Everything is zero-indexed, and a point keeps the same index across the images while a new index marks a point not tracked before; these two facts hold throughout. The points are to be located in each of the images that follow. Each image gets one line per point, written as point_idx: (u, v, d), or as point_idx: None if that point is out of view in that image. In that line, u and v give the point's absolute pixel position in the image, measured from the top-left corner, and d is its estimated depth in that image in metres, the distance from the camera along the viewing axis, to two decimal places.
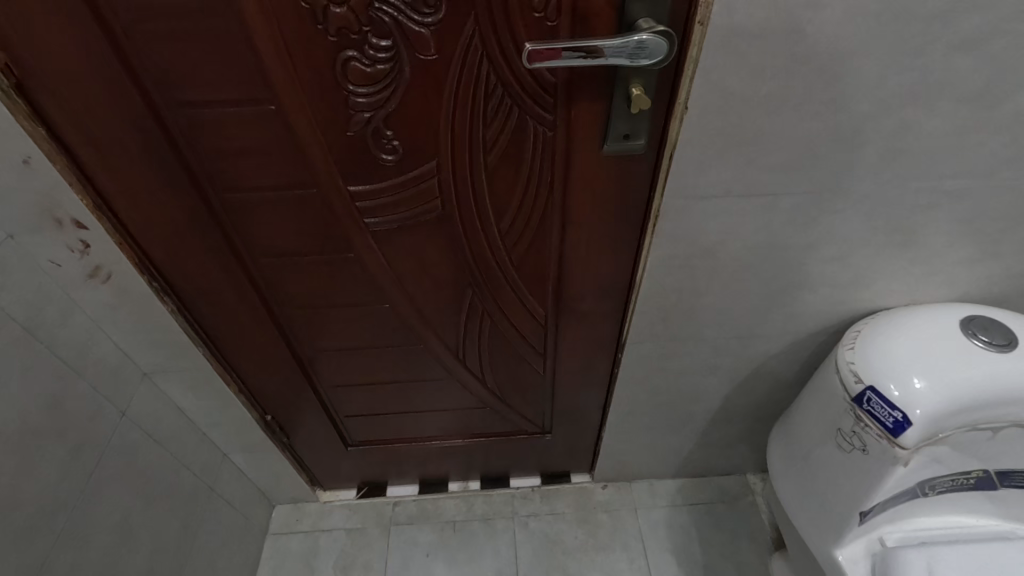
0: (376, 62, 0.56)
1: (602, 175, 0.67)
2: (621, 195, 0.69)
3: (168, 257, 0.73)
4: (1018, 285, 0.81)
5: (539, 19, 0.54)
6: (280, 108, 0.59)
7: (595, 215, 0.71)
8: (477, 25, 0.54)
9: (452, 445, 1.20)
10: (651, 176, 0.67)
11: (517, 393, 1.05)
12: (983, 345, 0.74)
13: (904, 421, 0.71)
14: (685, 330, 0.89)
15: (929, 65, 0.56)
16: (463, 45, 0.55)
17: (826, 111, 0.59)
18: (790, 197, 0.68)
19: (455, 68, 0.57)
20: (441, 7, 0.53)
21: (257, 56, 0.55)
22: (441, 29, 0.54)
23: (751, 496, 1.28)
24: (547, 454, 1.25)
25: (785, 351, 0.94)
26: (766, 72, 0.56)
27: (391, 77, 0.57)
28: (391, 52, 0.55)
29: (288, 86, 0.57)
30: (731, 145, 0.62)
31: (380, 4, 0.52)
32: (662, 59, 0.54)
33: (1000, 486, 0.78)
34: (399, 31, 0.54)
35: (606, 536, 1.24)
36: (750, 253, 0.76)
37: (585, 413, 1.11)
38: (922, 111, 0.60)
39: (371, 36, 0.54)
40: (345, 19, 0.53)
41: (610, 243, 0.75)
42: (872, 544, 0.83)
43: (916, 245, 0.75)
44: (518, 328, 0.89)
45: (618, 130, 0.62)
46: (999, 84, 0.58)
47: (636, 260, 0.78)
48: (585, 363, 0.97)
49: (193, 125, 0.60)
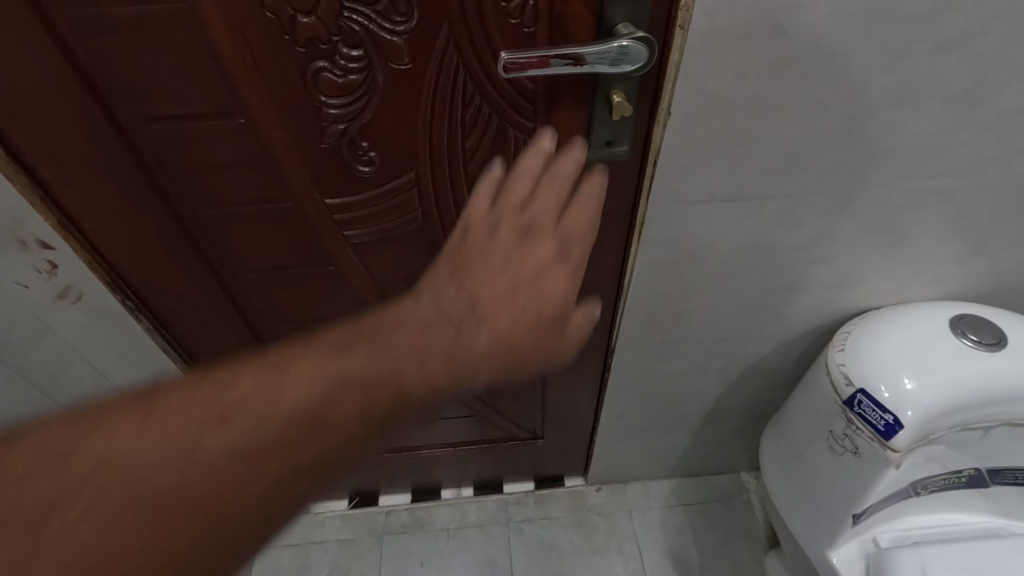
0: (348, 73, 0.54)
1: None
2: (607, 202, 0.68)
3: (141, 275, 0.70)
4: (1006, 281, 0.81)
5: (515, 25, 0.52)
6: (249, 121, 0.57)
7: None
8: (452, 33, 0.52)
9: (443, 453, 1.19)
10: (636, 182, 0.66)
11: (506, 399, 1.04)
12: (972, 344, 0.73)
13: (896, 424, 0.71)
14: (674, 333, 0.88)
15: (914, 66, 0.55)
16: (438, 53, 0.54)
17: (811, 114, 0.58)
18: (777, 200, 0.67)
19: (430, 77, 0.55)
20: (413, 14, 0.51)
21: (223, 68, 0.53)
22: (413, 38, 0.52)
23: (746, 494, 1.28)
24: (540, 458, 1.24)
25: (776, 352, 0.93)
26: (750, 76, 0.54)
27: (364, 87, 0.55)
28: (362, 62, 0.53)
29: (257, 98, 0.55)
30: (717, 149, 0.61)
31: (348, 13, 0.50)
32: (643, 65, 0.52)
33: (992, 483, 0.79)
34: (370, 41, 0.52)
35: (601, 539, 1.23)
36: (738, 256, 0.75)
37: (577, 418, 1.10)
38: (908, 112, 0.59)
39: (341, 46, 0.52)
40: (313, 29, 0.51)
41: (596, 249, 0.74)
42: (865, 545, 0.83)
43: (904, 244, 0.75)
44: None
45: (601, 137, 0.60)
46: (985, 83, 0.57)
47: (622, 267, 0.77)
48: (576, 368, 0.96)
49: (159, 140, 0.58)
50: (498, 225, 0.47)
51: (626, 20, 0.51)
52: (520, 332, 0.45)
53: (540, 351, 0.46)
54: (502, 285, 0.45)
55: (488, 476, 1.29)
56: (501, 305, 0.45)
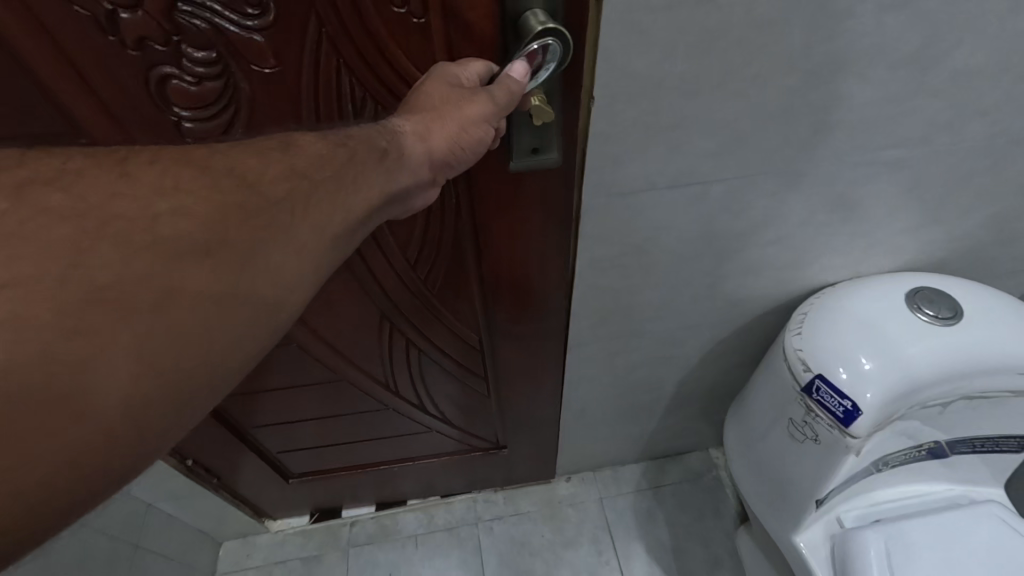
0: (200, 79, 0.47)
1: (521, 193, 0.58)
2: (549, 208, 0.60)
3: None
4: (960, 248, 0.78)
5: (402, 16, 0.45)
6: (94, 141, 0.51)
7: (516, 230, 0.63)
8: (323, 26, 0.46)
9: (403, 467, 1.13)
10: (573, 186, 0.59)
11: (462, 414, 0.99)
12: (928, 319, 0.71)
13: (854, 410, 0.68)
14: (627, 326, 0.83)
15: (859, 28, 0.49)
16: (310, 50, 0.47)
17: (751, 89, 0.52)
18: (721, 184, 0.62)
19: (296, 77, 0.48)
20: (269, 6, 0.44)
21: (39, 79, 0.46)
22: (272, 32, 0.45)
23: (716, 471, 1.27)
24: (511, 466, 1.19)
25: (733, 334, 0.89)
26: (679, 51, 0.48)
27: (225, 96, 0.48)
28: (218, 65, 0.46)
29: (95, 116, 0.49)
30: (652, 132, 0.54)
31: (186, 8, 0.43)
32: (560, 63, 0.45)
33: (950, 453, 0.78)
34: (219, 37, 0.45)
35: (573, 530, 1.21)
36: (687, 245, 0.70)
37: (545, 421, 1.04)
38: (854, 79, 0.53)
39: (184, 46, 0.45)
40: (144, 25, 0.43)
41: (535, 260, 0.67)
42: (830, 525, 0.81)
43: (857, 217, 0.70)
44: (449, 354, 0.83)
45: (524, 145, 0.53)
46: (937, 43, 0.52)
47: (566, 275, 0.71)
48: (534, 384, 0.91)
49: None
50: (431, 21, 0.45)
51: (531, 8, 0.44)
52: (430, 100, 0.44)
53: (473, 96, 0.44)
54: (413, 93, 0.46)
55: (456, 487, 1.23)
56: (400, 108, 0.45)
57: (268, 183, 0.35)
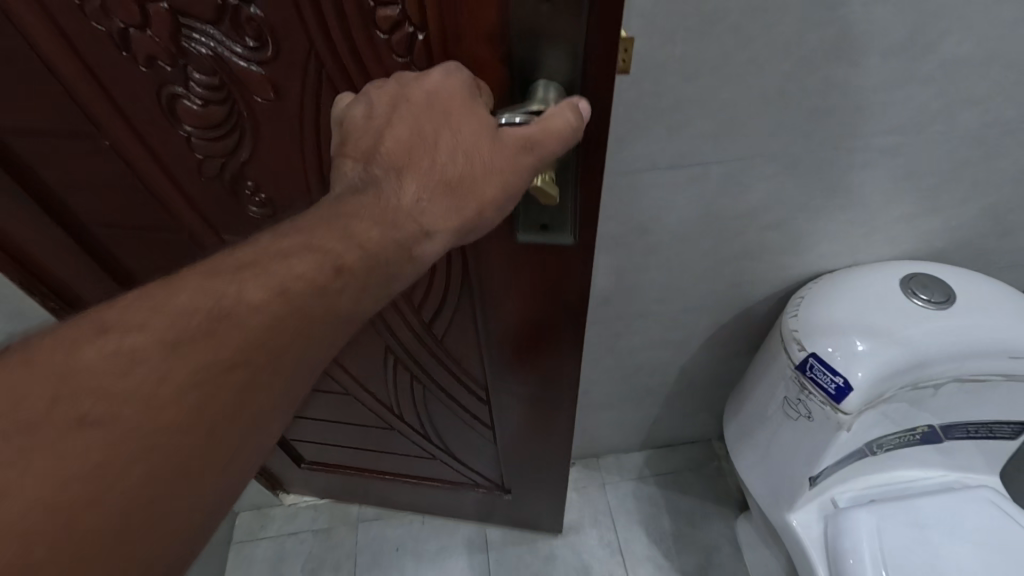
0: (206, 101, 0.50)
1: (529, 268, 0.56)
2: (555, 286, 0.58)
3: (34, 255, 0.70)
4: (959, 238, 0.80)
5: (404, 65, 0.42)
6: (114, 144, 0.55)
7: (520, 301, 0.61)
8: (322, 64, 0.45)
9: (409, 484, 1.14)
10: (584, 270, 0.55)
11: (461, 447, 0.99)
12: (922, 303, 0.73)
13: (846, 386, 0.70)
14: (630, 307, 0.87)
15: (849, 17, 0.52)
16: (310, 84, 0.47)
17: (747, 74, 0.56)
18: (720, 165, 0.65)
19: (296, 111, 0.49)
20: (268, 42, 0.44)
21: (67, 87, 0.50)
22: (272, 65, 0.46)
23: (717, 461, 1.29)
24: (511, 511, 1.14)
25: (735, 320, 0.92)
26: (678, 35, 0.52)
27: (230, 119, 0.51)
28: (222, 91, 0.49)
29: (114, 120, 0.53)
30: (653, 112, 0.58)
31: (193, 36, 0.45)
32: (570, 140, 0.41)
33: (944, 437, 0.80)
34: (223, 65, 0.47)
35: (576, 513, 1.24)
36: (687, 227, 0.73)
37: (546, 482, 1.00)
38: (846, 66, 0.56)
39: (191, 70, 0.47)
40: (152, 46, 0.46)
41: (538, 330, 0.65)
42: (824, 505, 0.84)
43: (853, 204, 0.73)
44: (455, 395, 0.85)
45: (534, 220, 0.50)
46: (927, 31, 0.55)
47: (571, 352, 0.67)
48: (550, 442, 0.87)
49: (33, 151, 0.57)
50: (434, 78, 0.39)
51: (550, 78, 0.40)
52: (441, 134, 0.37)
53: (501, 135, 0.37)
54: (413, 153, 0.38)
55: (463, 513, 1.20)
56: (382, 164, 0.39)
57: (251, 328, 0.34)
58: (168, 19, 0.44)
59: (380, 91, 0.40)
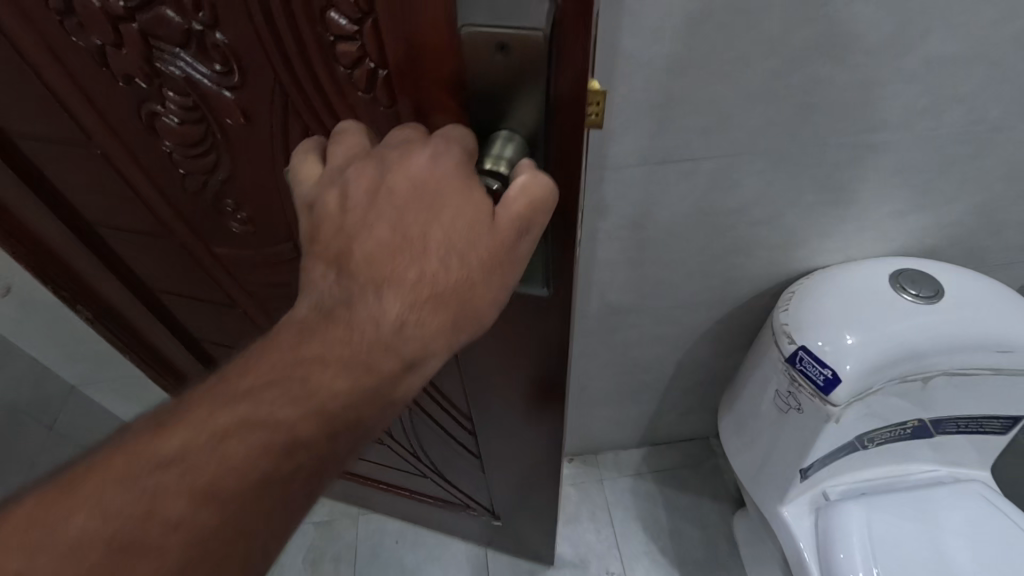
0: (182, 120, 0.49)
1: (508, 315, 0.54)
2: (536, 336, 0.56)
3: (46, 248, 0.73)
4: (950, 234, 0.81)
5: (368, 100, 0.40)
6: (106, 152, 0.56)
7: (503, 345, 0.59)
8: (290, 92, 0.43)
9: (403, 493, 1.14)
10: (563, 321, 0.53)
11: (452, 469, 0.98)
12: (912, 298, 0.74)
13: (834, 378, 0.72)
14: (625, 302, 0.89)
15: (832, 16, 0.54)
16: (279, 110, 0.45)
17: (733, 72, 0.58)
18: (710, 161, 0.67)
19: (267, 137, 0.48)
20: (234, 67, 0.42)
21: (59, 97, 0.51)
22: (240, 90, 0.44)
23: (715, 459, 1.29)
24: (501, 536, 1.13)
25: (730, 315, 0.94)
26: (665, 33, 0.54)
27: (207, 140, 0.50)
28: (197, 113, 0.48)
29: (103, 130, 0.53)
30: (644, 108, 0.60)
31: (165, 58, 0.44)
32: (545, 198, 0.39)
33: (935, 432, 0.81)
34: (194, 87, 0.45)
35: (573, 508, 1.26)
36: (680, 222, 0.75)
37: (533, 514, 0.98)
38: (830, 63, 0.58)
39: (167, 90, 0.47)
40: (128, 65, 0.45)
41: (522, 374, 0.63)
42: (816, 498, 0.85)
43: (843, 200, 0.74)
44: (443, 424, 0.84)
45: None
46: (909, 30, 0.56)
47: (556, 400, 0.65)
48: (536, 480, 0.85)
49: (38, 153, 0.59)
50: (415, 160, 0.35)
51: (513, 129, 0.37)
52: (429, 237, 0.34)
53: (494, 219, 0.34)
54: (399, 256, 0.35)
55: (455, 531, 1.19)
56: (360, 277, 0.35)
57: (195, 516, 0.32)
58: (138, 41, 0.43)
59: (356, 179, 0.36)
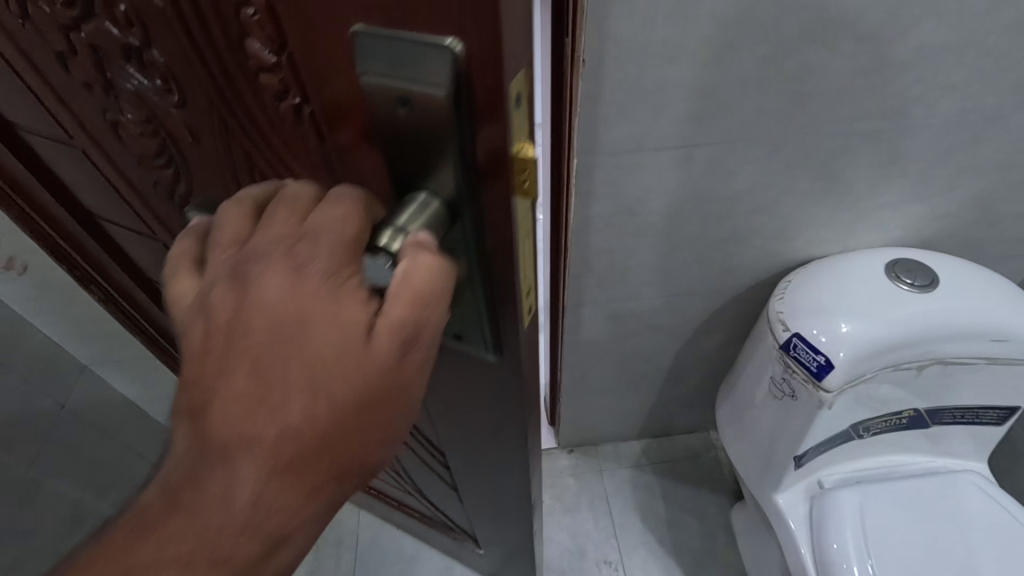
0: (143, 137, 0.41)
1: (463, 373, 0.47)
2: (497, 400, 0.49)
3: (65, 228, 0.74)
4: (947, 226, 0.82)
5: (300, 137, 0.32)
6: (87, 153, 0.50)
7: (467, 403, 0.53)
8: (240, 125, 0.33)
9: (391, 500, 1.12)
10: (519, 389, 0.46)
11: (435, 494, 0.94)
12: (908, 287, 0.75)
13: (827, 364, 0.73)
14: (622, 290, 0.90)
15: (823, 3, 0.55)
16: (232, 146, 0.35)
17: (727, 58, 0.59)
18: (705, 148, 0.68)
19: (217, 164, 0.38)
20: (177, 91, 0.33)
21: (30, 90, 0.44)
22: (190, 116, 0.35)
23: (715, 452, 1.30)
24: (484, 560, 1.11)
25: (727, 306, 0.94)
26: (658, 19, 0.55)
27: (169, 162, 0.42)
28: (154, 132, 0.39)
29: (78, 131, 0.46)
30: (638, 94, 0.61)
31: (113, 66, 0.36)
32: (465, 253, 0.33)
33: (930, 422, 0.81)
34: (146, 104, 0.37)
35: (573, 498, 1.27)
36: (675, 210, 0.76)
37: (509, 553, 0.94)
38: (822, 51, 0.59)
39: (123, 102, 0.39)
40: (82, 68, 0.38)
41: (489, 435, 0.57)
42: (811, 487, 0.86)
43: (839, 189, 0.75)
44: (421, 455, 0.79)
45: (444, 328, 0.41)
46: (901, 18, 0.57)
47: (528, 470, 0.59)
48: (509, 527, 0.81)
49: (37, 141, 0.55)
50: (279, 268, 0.29)
51: (433, 190, 0.30)
52: (292, 379, 0.29)
53: (369, 345, 0.29)
54: (249, 405, 0.29)
55: (443, 543, 1.17)
56: (215, 442, 0.29)
57: None
58: (81, 45, 0.35)
59: (216, 311, 0.30)
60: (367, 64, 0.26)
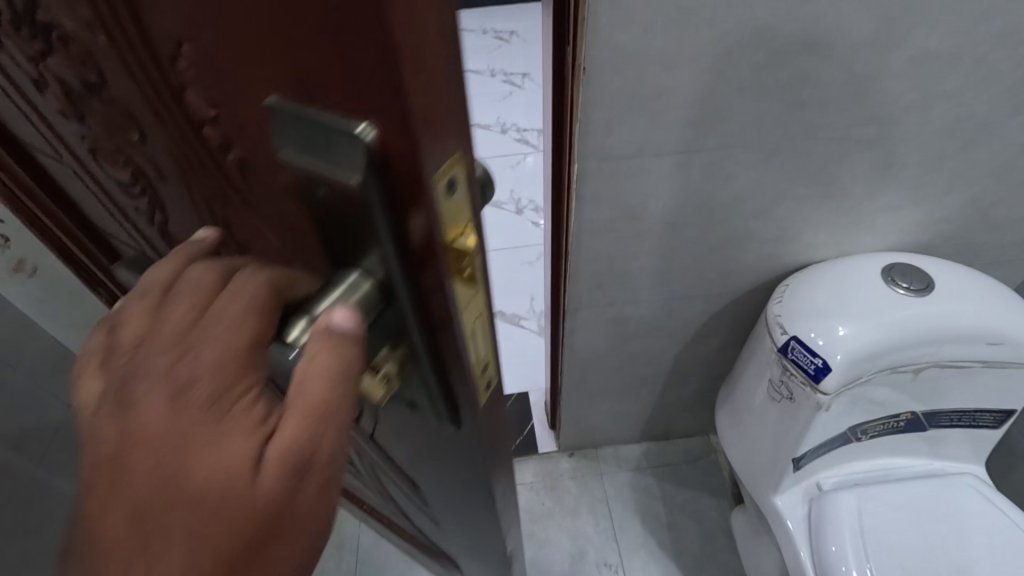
0: (118, 169, 0.39)
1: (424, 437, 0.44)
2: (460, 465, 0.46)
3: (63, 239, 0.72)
4: (942, 232, 0.83)
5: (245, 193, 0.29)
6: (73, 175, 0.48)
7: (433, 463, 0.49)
8: (200, 171, 0.31)
9: (378, 523, 1.10)
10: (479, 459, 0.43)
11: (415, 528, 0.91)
12: (904, 291, 0.75)
13: (825, 367, 0.73)
14: (622, 293, 0.91)
15: (817, 12, 0.56)
16: (196, 189, 0.33)
17: (723, 65, 0.60)
18: (703, 153, 0.69)
19: (185, 205, 0.36)
20: (142, 129, 0.31)
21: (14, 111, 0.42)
22: (156, 155, 0.33)
23: (714, 456, 1.31)
24: None
25: (725, 309, 0.95)
26: (656, 27, 0.56)
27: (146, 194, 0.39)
28: (129, 165, 0.37)
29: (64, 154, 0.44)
30: (636, 100, 0.63)
31: (82, 98, 0.33)
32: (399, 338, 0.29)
33: (927, 424, 0.82)
34: (118, 138, 0.35)
35: (573, 501, 1.27)
36: (672, 214, 0.77)
37: None
38: (817, 58, 0.60)
39: (96, 134, 0.36)
40: (57, 98, 0.35)
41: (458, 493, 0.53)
42: (809, 489, 0.87)
43: (835, 194, 0.76)
44: (395, 497, 0.76)
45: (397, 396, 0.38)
46: (894, 26, 0.58)
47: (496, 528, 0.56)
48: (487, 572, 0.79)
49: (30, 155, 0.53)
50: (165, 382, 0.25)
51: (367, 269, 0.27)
52: (167, 530, 0.24)
53: (255, 483, 0.25)
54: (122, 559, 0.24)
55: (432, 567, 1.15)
56: None
57: None
58: (49, 76, 0.33)
59: (91, 438, 0.25)
60: (284, 138, 0.23)
